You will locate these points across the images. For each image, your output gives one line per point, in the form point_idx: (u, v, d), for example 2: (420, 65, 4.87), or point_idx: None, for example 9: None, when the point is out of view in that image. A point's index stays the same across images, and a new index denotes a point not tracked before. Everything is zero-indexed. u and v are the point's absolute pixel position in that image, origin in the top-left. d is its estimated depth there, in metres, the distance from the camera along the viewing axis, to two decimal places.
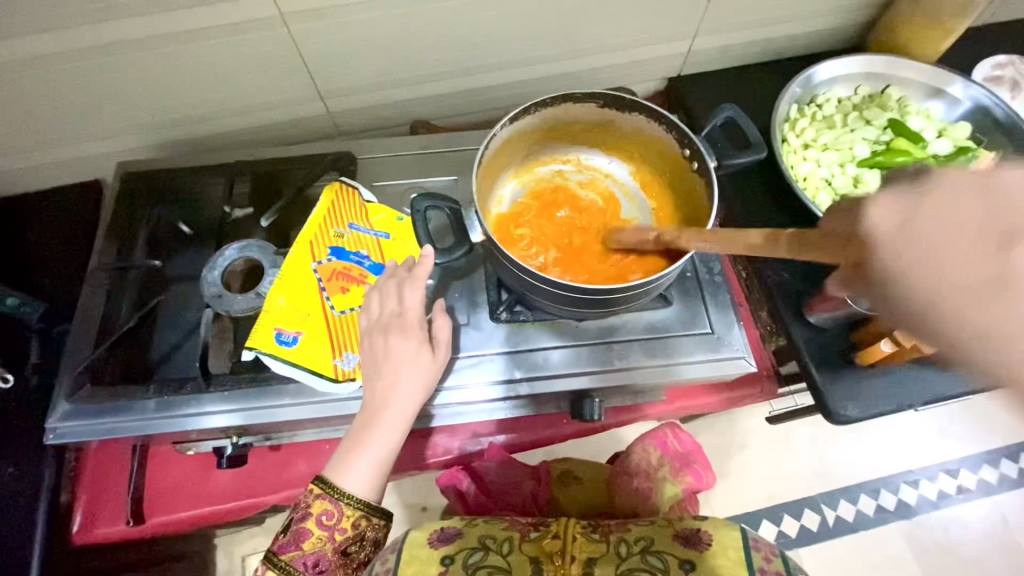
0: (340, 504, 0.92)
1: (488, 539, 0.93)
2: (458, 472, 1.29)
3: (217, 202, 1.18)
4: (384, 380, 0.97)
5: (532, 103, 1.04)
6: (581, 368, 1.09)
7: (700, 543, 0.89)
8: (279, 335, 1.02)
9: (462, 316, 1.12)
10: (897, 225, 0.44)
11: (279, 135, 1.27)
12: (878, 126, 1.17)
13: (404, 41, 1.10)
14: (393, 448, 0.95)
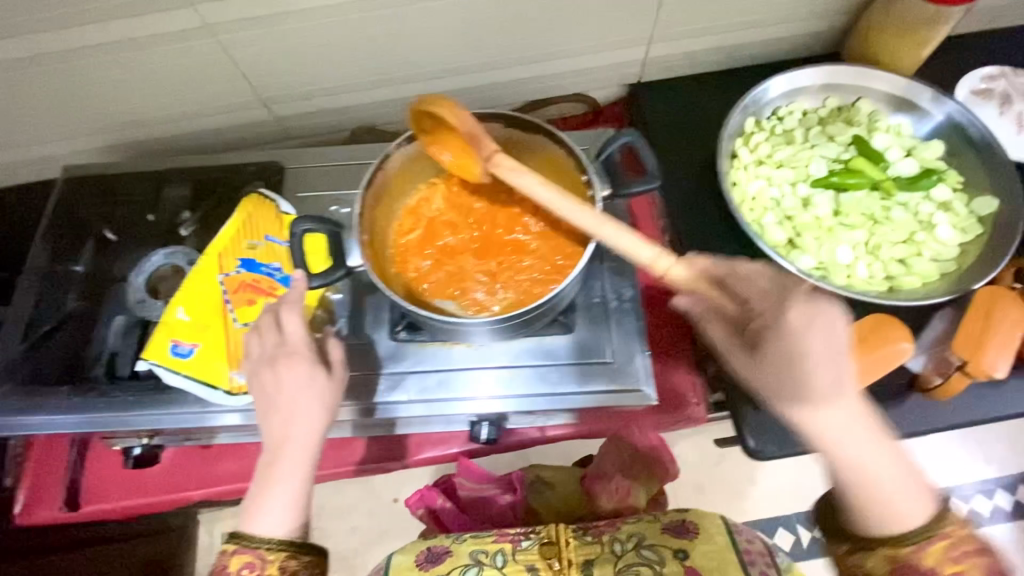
0: (260, 548, 0.53)
1: (482, 547, 0.70)
2: (432, 490, 0.86)
3: (151, 202, 0.78)
4: (283, 402, 0.57)
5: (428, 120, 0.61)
6: (533, 391, 0.66)
7: (689, 534, 0.69)
8: (171, 350, 0.62)
9: (369, 330, 0.69)
10: (863, 437, 0.45)
11: (228, 138, 0.90)
12: (840, 144, 0.83)
13: (386, 57, 0.82)
14: (307, 477, 0.56)
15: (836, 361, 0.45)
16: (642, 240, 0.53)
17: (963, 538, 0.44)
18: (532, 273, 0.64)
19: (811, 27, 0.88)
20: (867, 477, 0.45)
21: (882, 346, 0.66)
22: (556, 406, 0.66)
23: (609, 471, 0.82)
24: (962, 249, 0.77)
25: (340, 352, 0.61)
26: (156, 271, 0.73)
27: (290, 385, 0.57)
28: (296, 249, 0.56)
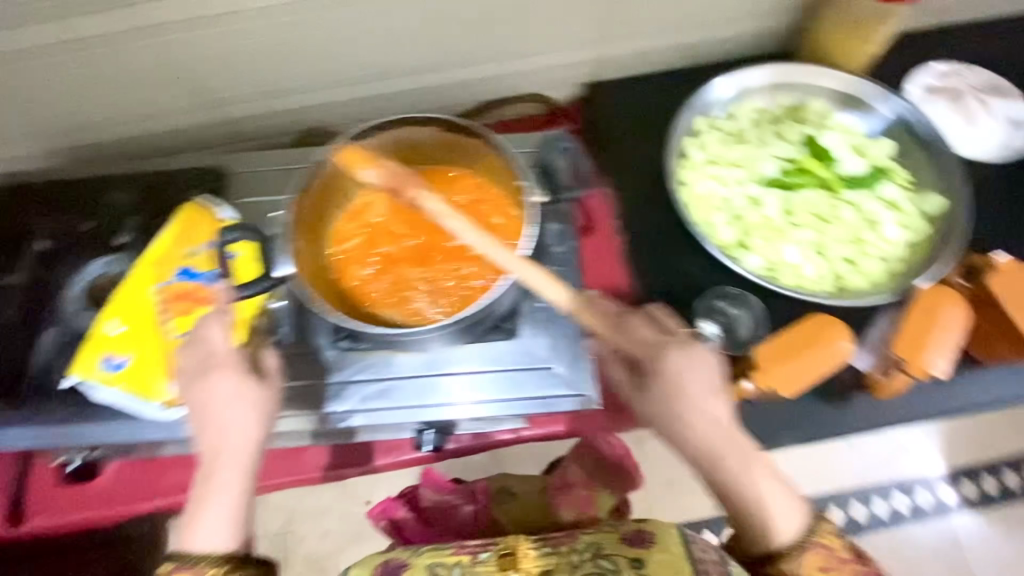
0: (200, 564, 0.52)
1: (439, 560, 0.61)
2: (394, 501, 0.77)
3: (91, 210, 0.75)
4: (213, 416, 0.54)
5: (365, 123, 0.62)
6: (478, 397, 0.65)
7: (644, 543, 0.60)
8: (103, 365, 0.61)
9: (312, 339, 0.67)
10: (733, 462, 0.48)
11: (171, 142, 0.86)
12: (792, 144, 0.83)
13: (333, 58, 0.80)
14: (245, 490, 0.54)
15: (707, 398, 0.48)
16: (553, 279, 0.52)
17: (833, 546, 0.47)
18: (469, 281, 0.63)
19: (760, 25, 0.89)
20: (744, 497, 0.48)
21: (825, 347, 0.66)
22: (504, 413, 0.66)
23: (569, 479, 0.76)
24: (909, 248, 0.78)
25: (274, 360, 0.58)
26: (95, 278, 0.71)
27: (219, 398, 0.54)
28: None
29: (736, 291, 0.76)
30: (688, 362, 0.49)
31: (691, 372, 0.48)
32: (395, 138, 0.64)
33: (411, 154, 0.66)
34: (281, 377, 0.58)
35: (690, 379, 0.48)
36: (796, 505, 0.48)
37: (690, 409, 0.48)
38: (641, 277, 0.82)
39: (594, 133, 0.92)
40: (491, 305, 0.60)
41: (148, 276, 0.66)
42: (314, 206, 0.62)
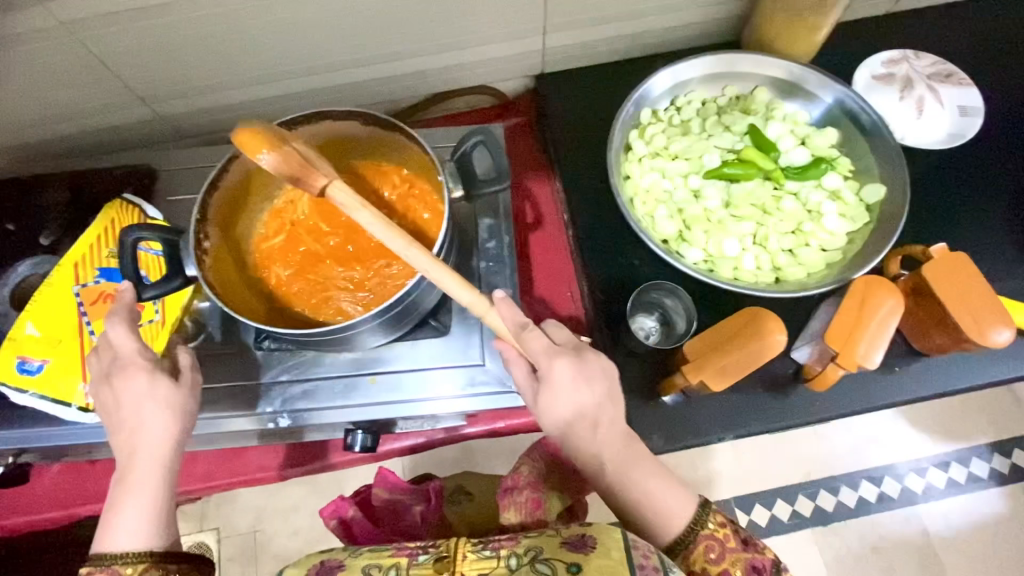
0: (115, 564, 0.46)
1: (375, 561, 0.51)
2: (346, 499, 0.70)
3: (21, 210, 0.73)
4: (124, 417, 0.49)
5: (278, 118, 0.60)
6: (409, 396, 0.64)
7: (585, 549, 0.48)
8: (19, 368, 0.60)
9: (238, 339, 0.66)
10: (620, 463, 0.50)
11: (109, 137, 0.85)
12: (738, 134, 0.82)
13: (271, 54, 0.77)
14: (165, 488, 0.49)
15: (601, 404, 0.49)
16: (467, 282, 0.50)
17: (721, 535, 0.50)
18: (393, 276, 0.63)
19: (710, 14, 0.87)
20: (634, 496, 0.50)
21: (753, 339, 0.65)
22: (437, 412, 0.65)
23: (519, 479, 0.63)
24: (850, 238, 0.77)
25: (190, 358, 0.54)
26: (22, 281, 0.69)
27: (129, 398, 0.49)
28: (127, 261, 0.53)
29: (668, 282, 0.76)
30: (585, 369, 0.49)
31: (586, 379, 0.49)
32: (313, 133, 0.63)
33: (334, 149, 0.65)
34: (198, 372, 0.54)
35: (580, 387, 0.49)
36: (685, 497, 0.51)
37: (585, 414, 0.49)
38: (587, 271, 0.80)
39: (541, 127, 0.91)
40: (411, 302, 0.60)
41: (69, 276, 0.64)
42: (227, 206, 0.60)
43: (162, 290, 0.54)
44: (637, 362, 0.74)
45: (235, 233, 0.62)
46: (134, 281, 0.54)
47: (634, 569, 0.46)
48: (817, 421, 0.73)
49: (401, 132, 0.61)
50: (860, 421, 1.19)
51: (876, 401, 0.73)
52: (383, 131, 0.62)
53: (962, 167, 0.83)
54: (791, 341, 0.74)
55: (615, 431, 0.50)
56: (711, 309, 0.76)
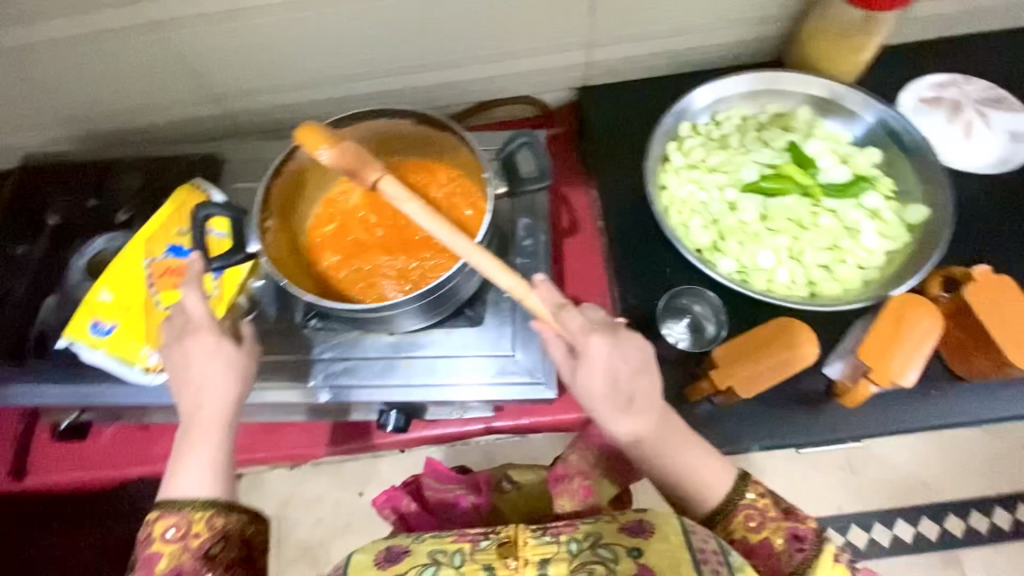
0: (184, 509, 0.48)
1: (439, 545, 0.50)
2: (400, 488, 0.64)
3: (106, 192, 0.81)
4: (192, 377, 0.52)
5: (340, 114, 0.65)
6: (442, 379, 0.67)
7: (643, 534, 0.48)
8: (92, 329, 0.66)
9: (283, 319, 0.70)
10: (660, 440, 0.50)
11: (181, 130, 0.92)
12: (777, 150, 0.83)
13: (333, 57, 0.83)
14: (225, 441, 0.51)
15: (636, 382, 0.48)
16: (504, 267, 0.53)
17: (762, 505, 0.49)
18: (435, 265, 0.67)
19: (753, 34, 0.88)
20: (674, 474, 0.50)
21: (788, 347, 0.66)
22: (468, 397, 0.67)
23: (569, 467, 0.60)
24: (888, 257, 0.77)
25: (251, 327, 0.57)
26: (97, 254, 0.76)
27: (198, 359, 0.53)
28: (197, 232, 0.60)
29: (698, 287, 0.77)
30: (620, 347, 0.48)
31: (619, 355, 0.49)
32: (368, 129, 0.67)
33: (386, 145, 0.70)
34: (258, 343, 0.57)
35: (614, 365, 0.48)
36: (725, 470, 0.51)
37: (621, 392, 0.48)
38: (620, 275, 0.82)
39: (582, 136, 0.93)
40: (450, 289, 0.63)
41: (140, 250, 0.71)
42: (286, 192, 0.65)
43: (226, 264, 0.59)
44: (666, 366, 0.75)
45: (292, 219, 0.67)
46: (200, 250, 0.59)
47: (693, 556, 0.47)
48: (850, 438, 0.72)
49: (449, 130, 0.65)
50: (896, 456, 1.15)
51: (914, 423, 0.72)
52: (434, 130, 0.66)
53: (1013, 195, 0.82)
54: (822, 356, 0.74)
55: (651, 408, 0.49)
56: (742, 321, 0.76)
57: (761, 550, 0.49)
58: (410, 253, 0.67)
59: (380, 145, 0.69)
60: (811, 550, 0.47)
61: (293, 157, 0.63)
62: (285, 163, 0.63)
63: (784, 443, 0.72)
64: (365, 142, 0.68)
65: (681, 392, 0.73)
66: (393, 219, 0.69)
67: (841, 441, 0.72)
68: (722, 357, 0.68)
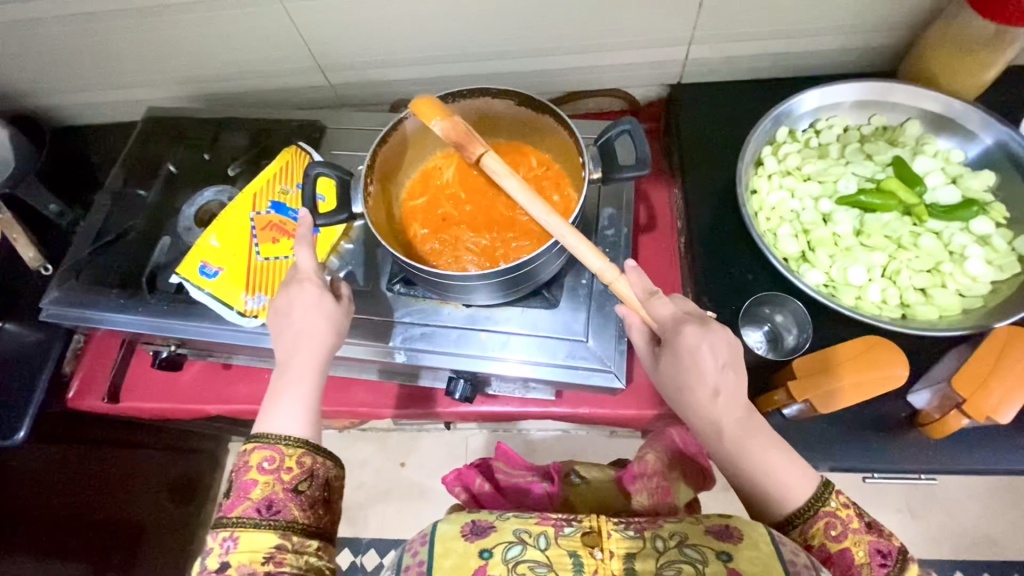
0: (277, 443, 0.51)
1: (524, 526, 0.52)
2: (471, 468, 0.66)
3: (217, 146, 0.87)
4: (293, 323, 0.56)
5: (448, 91, 0.67)
6: (514, 355, 0.68)
7: (732, 539, 0.48)
8: (201, 270, 0.71)
9: (366, 280, 0.73)
10: (739, 434, 0.50)
11: (286, 99, 0.98)
12: (880, 164, 0.79)
13: (437, 37, 0.85)
14: (317, 387, 0.55)
15: (724, 372, 0.50)
16: (597, 250, 0.53)
17: (845, 514, 0.49)
18: (521, 242, 0.68)
19: (867, 41, 0.84)
20: (752, 473, 0.50)
21: (873, 369, 0.64)
22: (538, 376, 0.68)
23: (646, 467, 0.64)
24: (994, 287, 0.72)
25: (349, 287, 0.61)
26: (205, 204, 0.82)
27: (299, 305, 0.56)
28: (308, 189, 0.63)
29: (781, 296, 0.75)
30: (710, 338, 0.50)
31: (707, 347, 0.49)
32: (470, 106, 0.69)
33: (483, 124, 0.71)
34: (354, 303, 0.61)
35: (705, 354, 0.49)
36: (809, 477, 0.50)
37: (705, 380, 0.49)
38: (695, 273, 0.80)
39: (671, 134, 0.92)
40: (536, 267, 0.64)
41: (245, 202, 0.76)
42: (389, 160, 0.67)
43: (333, 221, 0.62)
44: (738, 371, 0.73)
45: (391, 186, 0.70)
46: (310, 209, 0.62)
47: (785, 566, 0.46)
48: (933, 471, 0.68)
49: (550, 114, 0.66)
50: (964, 509, 1.14)
51: (1011, 466, 0.67)
52: (533, 113, 0.68)
53: None
54: (908, 382, 0.70)
55: (735, 404, 0.50)
56: (825, 335, 0.73)
57: (840, 559, 0.48)
58: (496, 229, 0.69)
59: (477, 124, 0.71)
60: (893, 566, 0.48)
61: (400, 125, 0.66)
62: (392, 130, 0.65)
63: (862, 466, 0.69)
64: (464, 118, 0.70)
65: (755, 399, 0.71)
66: (483, 194, 0.70)
67: (924, 473, 0.69)
68: (799, 366, 0.67)
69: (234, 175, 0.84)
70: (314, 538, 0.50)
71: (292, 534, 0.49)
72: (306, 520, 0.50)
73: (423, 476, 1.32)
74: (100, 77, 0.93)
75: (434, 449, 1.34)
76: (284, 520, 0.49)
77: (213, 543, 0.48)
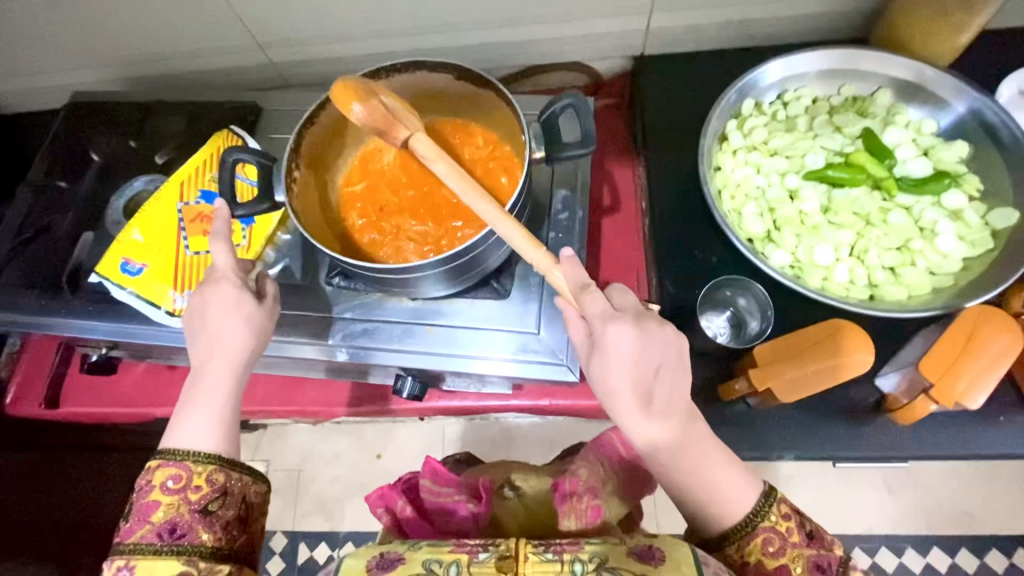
0: (187, 460, 0.48)
1: (436, 556, 0.50)
2: (394, 488, 0.64)
3: (150, 134, 0.81)
4: (206, 329, 0.52)
5: (379, 65, 0.62)
6: (463, 350, 0.65)
7: (654, 561, 0.47)
8: (122, 267, 0.66)
9: (306, 274, 0.68)
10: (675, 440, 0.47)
11: (228, 80, 0.92)
12: (848, 136, 0.75)
13: (379, 9, 0.79)
14: (233, 398, 0.52)
15: (658, 376, 0.46)
16: (533, 239, 0.49)
17: (784, 529, 0.46)
18: (463, 227, 0.63)
19: (835, 6, 0.80)
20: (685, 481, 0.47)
21: (811, 361, 0.61)
22: (488, 372, 0.64)
23: (577, 485, 0.60)
24: (965, 264, 0.69)
25: (275, 285, 0.56)
26: (135, 195, 0.76)
27: (211, 309, 0.52)
28: (225, 177, 0.58)
29: (743, 279, 0.70)
30: (646, 338, 0.46)
31: (640, 349, 0.46)
32: (406, 81, 0.64)
33: (422, 101, 0.67)
34: (279, 304, 0.57)
35: (642, 355, 0.46)
36: (745, 487, 0.47)
37: (641, 384, 0.45)
38: (656, 257, 0.76)
39: (633, 110, 0.87)
40: (476, 256, 0.60)
41: (172, 193, 0.71)
42: (319, 145, 0.62)
43: (253, 212, 0.57)
44: (699, 359, 0.70)
45: (324, 173, 0.65)
46: (227, 199, 0.57)
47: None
48: (897, 458, 0.66)
49: (488, 86, 0.61)
50: (943, 485, 1.13)
51: (977, 450, 0.65)
52: (472, 86, 0.63)
53: None
54: (874, 366, 0.67)
55: (676, 412, 0.46)
56: (791, 319, 0.70)
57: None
58: (436, 215, 0.64)
59: (416, 101, 0.66)
60: None
61: (328, 105, 0.61)
62: (319, 111, 0.60)
63: (825, 454, 0.66)
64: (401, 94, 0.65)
65: (715, 389, 0.68)
66: (421, 178, 0.65)
67: (888, 460, 0.66)
68: (760, 351, 0.64)
69: (165, 163, 0.78)
70: (225, 562, 0.47)
71: (197, 559, 0.46)
72: (216, 542, 0.48)
73: (399, 467, 1.30)
74: (20, 62, 0.87)
75: (409, 440, 1.30)
76: (190, 544, 0.47)
77: (109, 571, 0.46)
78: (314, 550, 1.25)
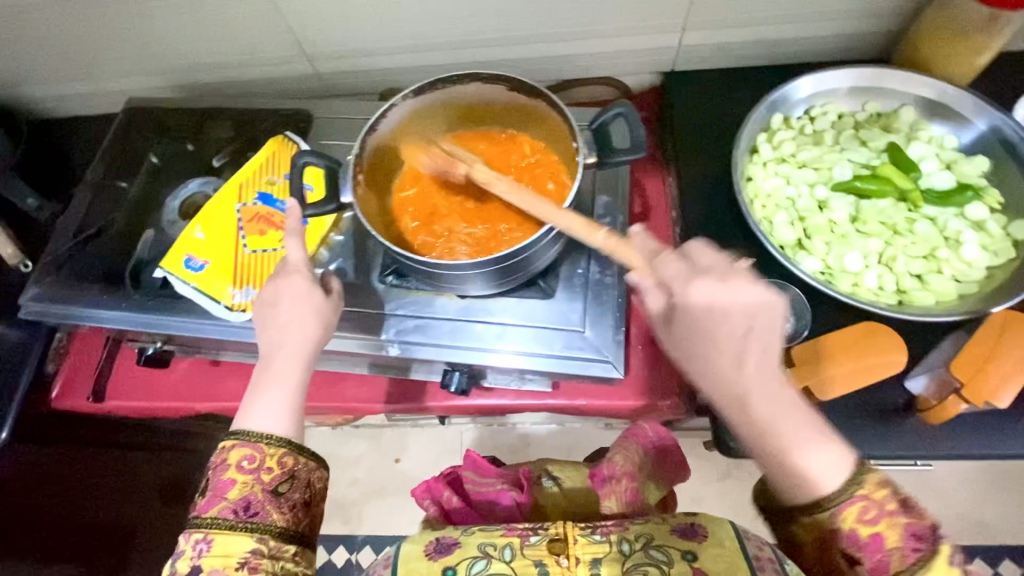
0: (260, 442, 0.51)
1: (490, 539, 0.54)
2: (439, 480, 0.66)
3: (201, 138, 0.85)
4: (279, 319, 0.55)
5: (437, 77, 0.65)
6: (510, 346, 0.67)
7: (698, 537, 0.54)
8: (186, 264, 0.70)
9: (357, 273, 0.72)
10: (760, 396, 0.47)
11: (272, 89, 0.95)
12: (874, 150, 0.79)
13: (426, 23, 0.83)
14: (302, 386, 0.54)
15: (740, 338, 0.48)
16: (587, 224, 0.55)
17: (875, 496, 0.45)
18: (511, 231, 0.66)
19: (860, 27, 0.84)
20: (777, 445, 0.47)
21: (848, 360, 0.66)
22: (534, 368, 0.67)
23: (615, 468, 0.63)
24: (989, 273, 0.72)
25: (339, 282, 0.60)
26: (190, 196, 0.80)
27: (284, 301, 0.56)
28: (295, 180, 0.62)
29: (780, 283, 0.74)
30: (725, 296, 0.49)
31: (719, 308, 0.48)
32: (460, 93, 0.68)
33: (474, 113, 0.70)
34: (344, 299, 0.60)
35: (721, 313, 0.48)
36: (837, 451, 0.46)
37: (721, 344, 0.48)
38: None
39: (663, 124, 0.91)
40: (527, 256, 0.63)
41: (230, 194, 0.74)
42: (377, 151, 0.66)
43: (322, 212, 0.61)
44: None
45: (380, 178, 0.68)
46: (297, 200, 0.60)
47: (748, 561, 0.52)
48: (926, 458, 0.68)
49: (540, 98, 0.64)
50: (956, 497, 1.14)
51: (1003, 452, 0.67)
52: (523, 98, 0.66)
53: None
54: (904, 369, 0.70)
55: (762, 373, 0.48)
56: (823, 322, 0.73)
57: (870, 544, 0.45)
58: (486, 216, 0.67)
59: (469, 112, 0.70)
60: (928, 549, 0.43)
61: (388, 114, 0.65)
62: (380, 121, 0.64)
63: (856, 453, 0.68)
64: (455, 105, 0.69)
65: None
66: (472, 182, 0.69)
67: (916, 459, 0.69)
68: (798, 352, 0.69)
69: (219, 166, 0.82)
70: (291, 542, 0.50)
71: (269, 536, 0.49)
72: (286, 522, 0.50)
73: (418, 472, 1.31)
74: (80, 67, 0.90)
75: (428, 445, 1.32)
76: (261, 522, 0.49)
77: (185, 545, 0.48)
78: (332, 553, 1.25)
